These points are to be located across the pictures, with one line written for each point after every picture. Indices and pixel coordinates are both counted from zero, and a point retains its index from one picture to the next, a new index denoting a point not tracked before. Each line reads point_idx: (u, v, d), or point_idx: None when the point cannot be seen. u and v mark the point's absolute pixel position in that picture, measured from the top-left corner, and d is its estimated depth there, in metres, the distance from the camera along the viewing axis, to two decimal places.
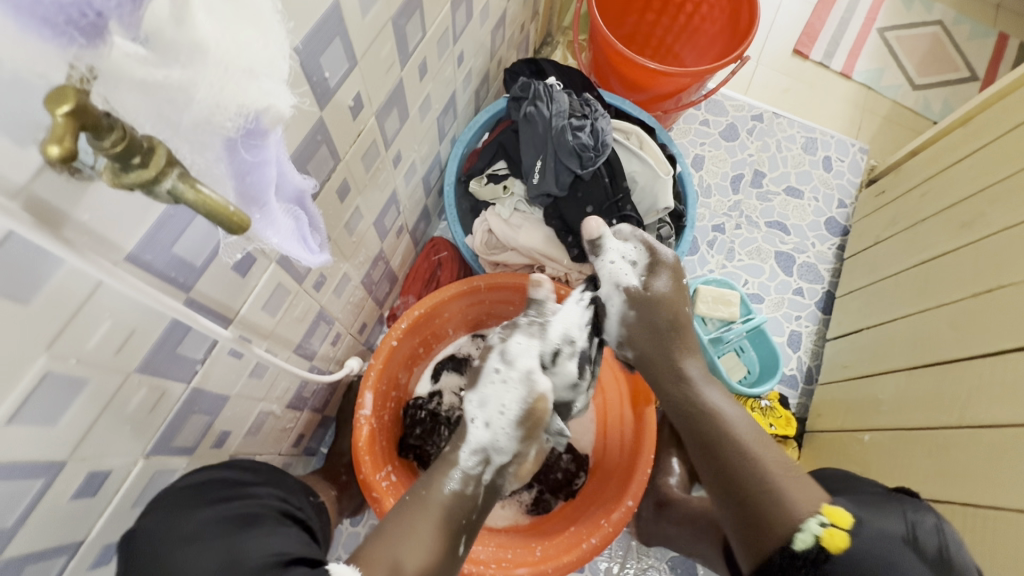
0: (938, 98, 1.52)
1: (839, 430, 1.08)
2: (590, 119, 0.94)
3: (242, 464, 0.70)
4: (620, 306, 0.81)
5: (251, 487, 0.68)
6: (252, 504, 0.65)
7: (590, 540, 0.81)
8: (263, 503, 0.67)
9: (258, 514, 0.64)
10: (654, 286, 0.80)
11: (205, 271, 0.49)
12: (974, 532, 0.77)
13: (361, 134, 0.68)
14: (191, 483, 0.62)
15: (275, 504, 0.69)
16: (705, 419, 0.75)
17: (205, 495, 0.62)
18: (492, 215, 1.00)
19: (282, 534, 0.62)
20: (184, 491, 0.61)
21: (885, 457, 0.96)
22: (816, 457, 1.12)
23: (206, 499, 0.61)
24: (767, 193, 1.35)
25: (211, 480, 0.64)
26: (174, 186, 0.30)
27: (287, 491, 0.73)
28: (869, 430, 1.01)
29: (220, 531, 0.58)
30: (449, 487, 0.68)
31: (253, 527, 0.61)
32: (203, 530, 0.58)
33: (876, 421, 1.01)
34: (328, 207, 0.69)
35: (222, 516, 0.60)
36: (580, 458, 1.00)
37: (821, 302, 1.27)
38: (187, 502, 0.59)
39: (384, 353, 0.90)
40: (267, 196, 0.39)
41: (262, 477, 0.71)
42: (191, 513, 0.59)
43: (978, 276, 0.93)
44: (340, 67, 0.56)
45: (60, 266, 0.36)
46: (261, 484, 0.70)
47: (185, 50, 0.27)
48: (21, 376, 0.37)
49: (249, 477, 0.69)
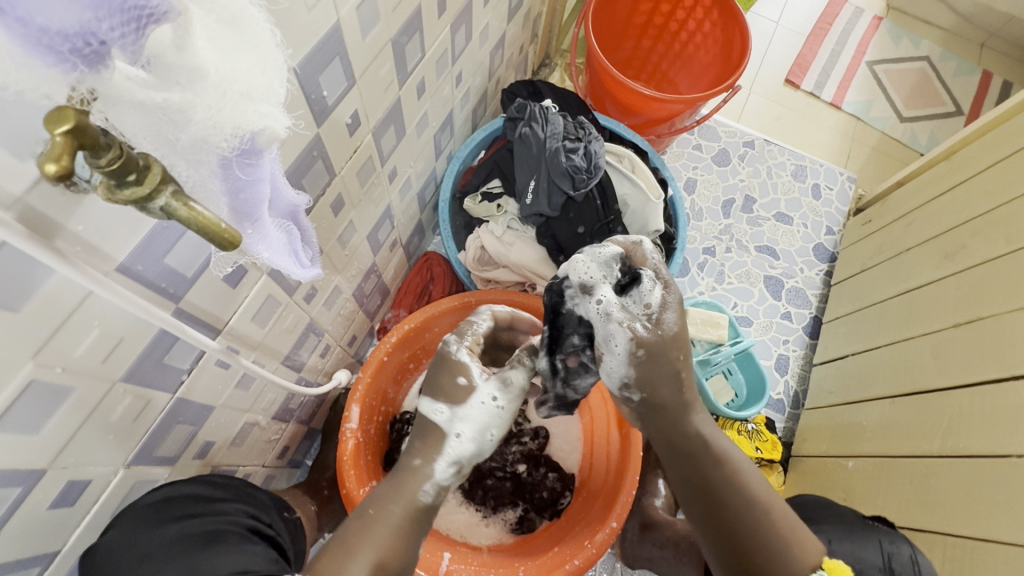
0: (924, 131, 1.56)
1: (824, 455, 1.08)
2: (583, 142, 0.96)
3: (211, 479, 0.68)
4: (626, 349, 0.64)
5: (219, 503, 0.66)
6: (220, 522, 0.63)
7: (572, 562, 0.80)
8: (231, 519, 0.65)
9: (225, 531, 0.63)
10: (665, 325, 0.65)
11: (196, 282, 0.50)
12: (956, 563, 0.77)
13: (357, 150, 0.70)
14: (158, 499, 0.60)
15: (245, 520, 0.67)
16: (720, 469, 0.66)
17: (169, 512, 0.60)
18: (485, 232, 1.02)
19: (248, 552, 0.61)
20: (157, 505, 0.60)
21: (869, 483, 0.96)
22: (802, 481, 1.12)
23: (169, 516, 0.59)
24: (757, 218, 1.38)
25: (174, 498, 0.61)
26: (167, 204, 0.31)
27: (257, 506, 0.71)
28: (853, 456, 1.02)
29: (179, 549, 0.58)
30: (422, 498, 0.62)
31: (218, 544, 0.60)
32: (161, 548, 0.57)
33: (860, 448, 1.01)
34: (321, 221, 0.70)
35: (182, 534, 0.59)
36: (566, 478, 0.99)
37: (808, 327, 1.29)
38: (151, 520, 0.58)
39: (373, 366, 0.90)
40: (260, 213, 0.40)
41: (232, 493, 0.69)
42: (150, 533, 0.57)
43: (959, 306, 0.95)
44: (338, 86, 0.57)
45: (51, 276, 0.36)
46: (231, 500, 0.68)
47: (184, 74, 0.28)
48: (6, 383, 0.37)
49: (212, 491, 0.66)
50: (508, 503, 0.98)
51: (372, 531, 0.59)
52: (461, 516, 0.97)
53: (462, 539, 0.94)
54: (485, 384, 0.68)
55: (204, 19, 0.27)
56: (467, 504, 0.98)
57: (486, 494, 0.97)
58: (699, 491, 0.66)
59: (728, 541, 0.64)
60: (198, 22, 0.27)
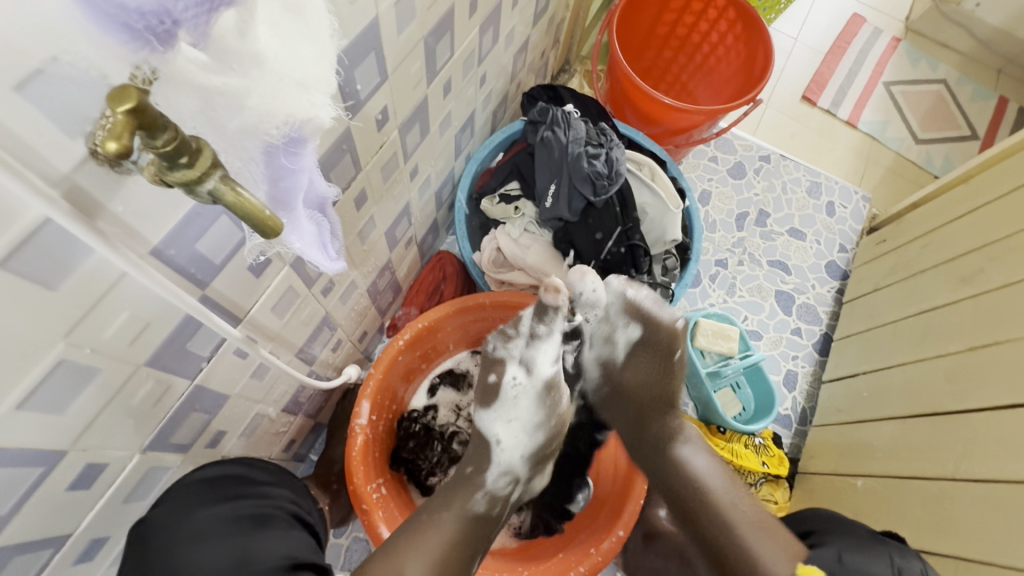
0: (939, 153, 1.56)
1: (832, 473, 1.08)
2: (605, 148, 0.95)
3: (251, 461, 0.70)
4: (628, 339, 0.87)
5: (263, 486, 0.68)
6: (266, 506, 0.66)
7: (578, 568, 0.80)
8: (275, 503, 0.68)
9: (269, 515, 0.65)
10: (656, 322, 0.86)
11: (223, 269, 0.50)
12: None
13: (383, 147, 0.70)
14: (206, 476, 0.63)
15: (288, 506, 0.69)
16: (667, 457, 0.82)
17: (220, 491, 0.63)
18: (501, 233, 1.01)
19: (291, 538, 0.64)
20: (208, 482, 0.62)
21: (879, 501, 0.96)
22: (809, 497, 1.11)
23: (217, 497, 0.62)
24: (771, 233, 1.38)
25: (228, 475, 0.65)
26: (215, 188, 0.30)
27: (299, 494, 0.73)
28: (862, 475, 1.01)
29: (232, 529, 0.60)
30: (475, 508, 0.77)
31: (265, 529, 0.62)
32: (215, 527, 0.59)
33: (869, 468, 1.00)
34: (345, 214, 0.70)
35: (237, 515, 0.62)
36: (572, 484, 0.99)
37: (818, 343, 1.29)
38: (198, 500, 0.60)
39: (384, 363, 0.89)
40: (296, 204, 0.40)
41: (273, 477, 0.71)
42: (205, 509, 0.60)
43: (976, 330, 0.94)
44: (371, 82, 0.57)
45: (90, 256, 0.36)
46: (273, 485, 0.70)
47: (242, 60, 0.28)
48: (35, 363, 0.37)
49: (262, 475, 0.70)
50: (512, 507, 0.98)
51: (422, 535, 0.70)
52: None
53: None
54: (512, 369, 0.85)
55: (269, 7, 0.28)
56: None
57: None
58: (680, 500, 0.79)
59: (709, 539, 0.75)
60: (263, 9, 0.28)
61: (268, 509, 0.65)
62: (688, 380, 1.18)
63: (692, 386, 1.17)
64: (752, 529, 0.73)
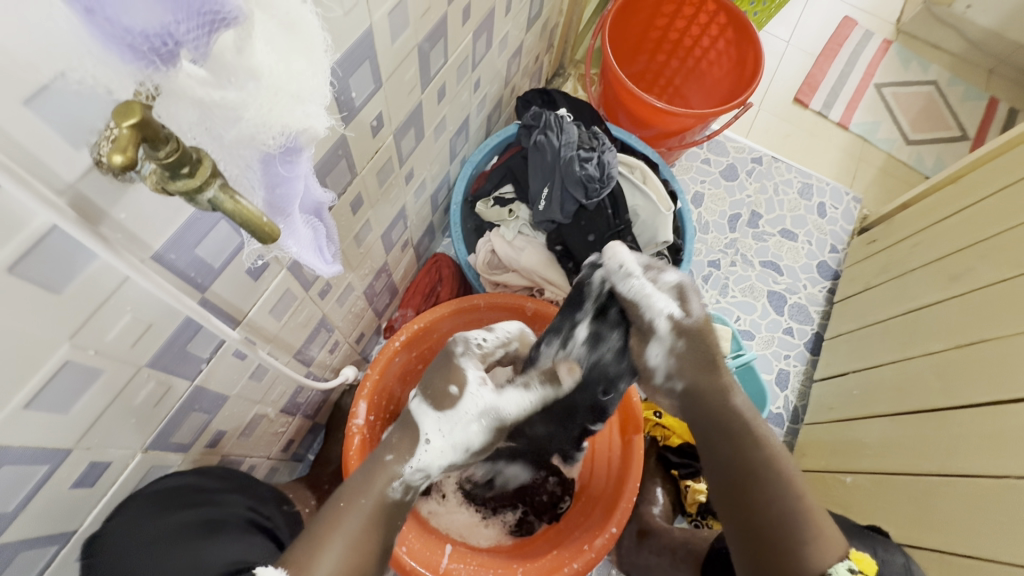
0: (930, 154, 1.58)
1: (822, 470, 1.09)
2: (597, 152, 0.96)
3: (218, 470, 0.70)
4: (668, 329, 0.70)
5: (224, 493, 0.69)
6: (223, 514, 0.67)
7: (571, 565, 0.81)
8: (233, 510, 0.69)
9: (224, 523, 0.66)
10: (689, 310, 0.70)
11: (222, 273, 0.51)
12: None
13: (378, 151, 0.71)
14: (172, 484, 0.62)
15: (246, 513, 0.70)
16: (730, 412, 0.69)
17: (183, 499, 0.63)
18: (496, 236, 1.02)
19: (242, 546, 0.65)
20: (173, 490, 0.62)
21: (868, 498, 0.97)
22: (801, 495, 1.12)
23: (177, 504, 0.61)
24: (763, 233, 1.40)
25: (188, 485, 0.64)
26: (215, 196, 0.32)
27: (260, 499, 0.74)
28: (850, 472, 1.03)
29: (183, 538, 0.61)
30: (392, 493, 0.65)
31: (215, 540, 0.63)
32: (168, 535, 0.60)
33: (857, 464, 1.02)
34: (341, 217, 0.71)
35: (190, 523, 0.62)
36: (566, 483, 1.00)
37: (810, 342, 1.30)
38: (159, 507, 0.60)
39: (381, 363, 0.91)
40: (293, 210, 0.42)
41: (235, 483, 0.71)
42: (162, 516, 0.60)
43: (964, 329, 0.96)
44: (366, 88, 0.59)
45: (94, 260, 0.37)
46: (234, 491, 0.70)
47: (239, 74, 0.30)
48: (42, 363, 0.38)
49: (216, 482, 0.68)
50: (507, 505, 0.99)
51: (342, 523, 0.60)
52: (460, 516, 0.98)
53: (461, 539, 0.94)
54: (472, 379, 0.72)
55: (264, 24, 0.29)
56: (467, 505, 1.00)
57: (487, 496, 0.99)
58: (740, 484, 0.67)
59: (754, 524, 0.66)
60: (259, 26, 0.29)
61: (225, 516, 0.67)
62: None
63: None
64: (811, 526, 0.65)
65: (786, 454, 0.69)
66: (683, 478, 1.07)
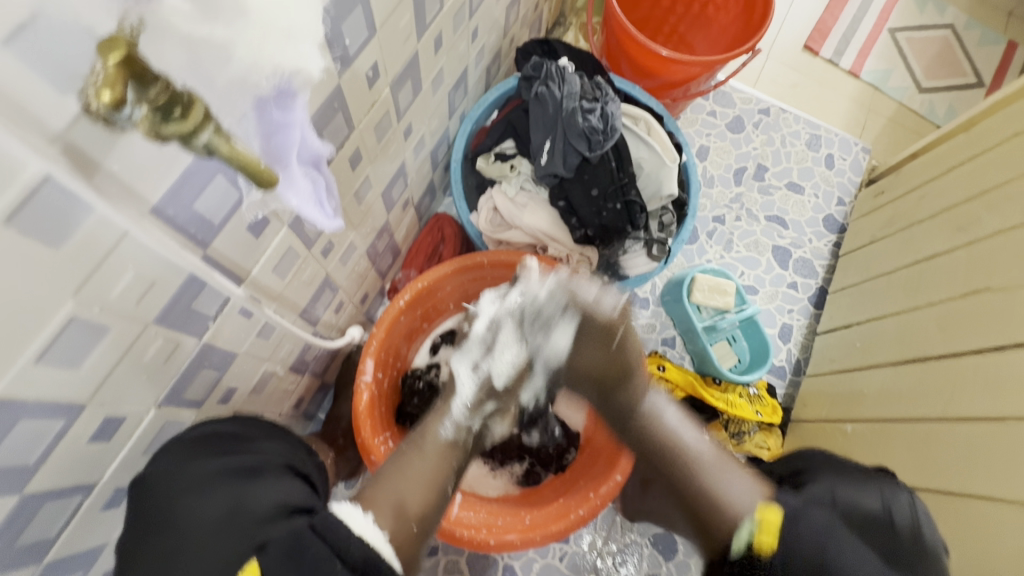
0: (943, 103, 1.53)
1: (822, 420, 1.11)
2: (600, 102, 0.94)
3: (245, 419, 0.71)
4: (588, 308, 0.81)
5: (255, 441, 0.69)
6: (259, 459, 0.67)
7: (577, 511, 0.84)
8: (267, 457, 0.69)
9: (262, 466, 0.67)
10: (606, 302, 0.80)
11: (223, 229, 0.51)
12: (959, 522, 0.80)
13: (375, 105, 0.69)
14: (200, 433, 0.64)
15: (281, 458, 0.70)
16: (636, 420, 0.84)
17: (214, 447, 0.64)
18: (498, 192, 1.01)
19: (284, 486, 0.66)
20: (203, 438, 0.64)
21: (868, 445, 0.99)
22: (802, 444, 1.14)
23: (210, 452, 0.64)
24: (769, 187, 1.37)
25: (220, 432, 0.66)
26: (210, 140, 0.32)
27: (291, 447, 0.74)
28: (851, 420, 1.05)
29: (224, 480, 0.62)
30: (444, 433, 0.76)
31: (256, 481, 0.64)
32: (208, 479, 0.62)
33: (857, 413, 1.04)
34: (340, 174, 0.70)
35: (227, 468, 0.63)
36: (571, 435, 1.03)
37: (814, 296, 1.30)
38: (193, 452, 0.62)
39: (386, 322, 0.91)
40: (290, 161, 0.40)
41: (264, 432, 0.72)
42: (198, 463, 0.62)
43: (966, 278, 0.96)
44: (360, 36, 0.57)
45: (91, 215, 0.37)
46: (264, 439, 0.71)
47: (227, 9, 0.28)
48: (49, 319, 0.38)
49: (254, 431, 0.71)
50: (515, 457, 1.02)
51: (411, 464, 0.71)
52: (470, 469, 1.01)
53: (471, 489, 0.97)
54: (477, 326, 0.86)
55: None
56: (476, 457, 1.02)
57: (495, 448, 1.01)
58: (662, 467, 0.81)
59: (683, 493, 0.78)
60: None
61: (262, 462, 0.67)
62: (684, 335, 1.21)
63: (688, 340, 1.20)
64: (720, 474, 0.75)
65: (692, 433, 0.81)
66: None
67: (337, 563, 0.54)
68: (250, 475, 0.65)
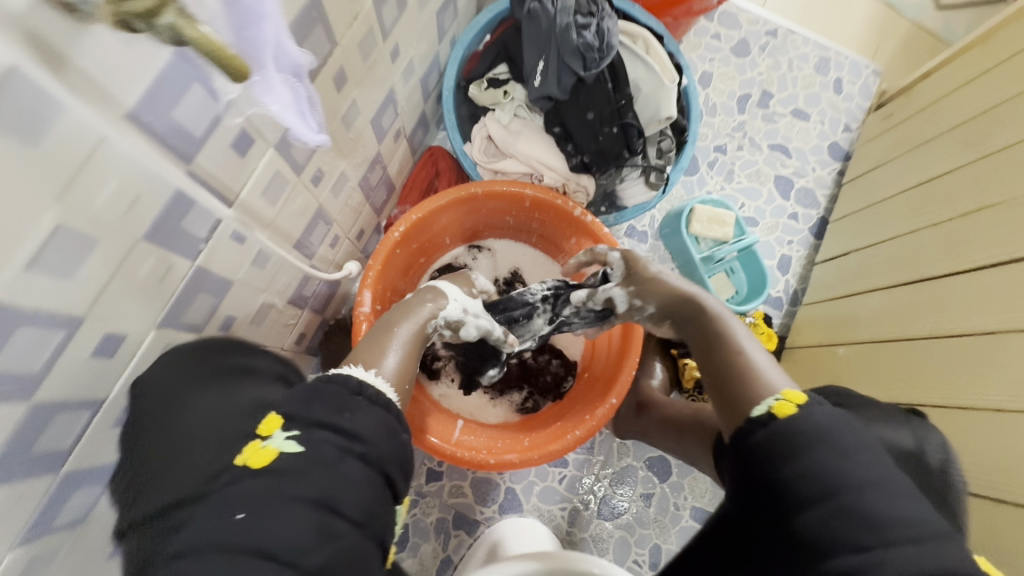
0: (962, 21, 1.45)
1: (817, 344, 1.13)
2: (596, 17, 0.86)
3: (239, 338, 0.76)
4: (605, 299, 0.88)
5: (251, 356, 0.74)
6: (253, 368, 0.73)
7: (574, 432, 0.87)
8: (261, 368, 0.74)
9: (256, 374, 0.72)
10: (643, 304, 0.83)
11: (206, 143, 0.49)
12: (950, 431, 0.82)
13: (358, 18, 0.66)
14: (196, 350, 0.65)
15: (273, 369, 0.76)
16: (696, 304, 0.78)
17: (213, 358, 0.68)
18: (491, 120, 0.98)
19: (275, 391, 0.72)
20: (205, 349, 0.67)
21: (862, 366, 1.01)
22: (796, 369, 1.16)
23: (209, 362, 0.67)
24: (773, 114, 1.33)
25: (218, 343, 0.70)
26: (173, 22, 0.30)
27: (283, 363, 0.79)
28: (844, 343, 1.07)
29: (219, 381, 0.68)
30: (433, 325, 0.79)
31: (250, 383, 0.70)
32: (207, 381, 0.66)
33: (851, 334, 1.06)
34: (326, 95, 0.68)
35: (224, 372, 0.69)
36: (569, 363, 1.05)
37: (815, 227, 1.28)
38: (195, 364, 0.65)
39: (383, 255, 0.90)
40: (265, 58, 0.40)
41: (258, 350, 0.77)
42: (200, 369, 0.66)
43: (971, 194, 0.93)
44: None
45: (65, 112, 0.36)
46: (258, 353, 0.76)
47: None
48: (34, 224, 0.38)
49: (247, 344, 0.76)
50: (514, 386, 1.04)
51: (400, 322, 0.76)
52: (470, 398, 1.03)
53: (471, 417, 1.00)
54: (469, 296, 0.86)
55: None
56: (476, 387, 1.04)
57: (494, 378, 1.03)
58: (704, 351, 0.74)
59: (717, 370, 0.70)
60: None
61: (255, 370, 0.73)
62: (683, 267, 1.21)
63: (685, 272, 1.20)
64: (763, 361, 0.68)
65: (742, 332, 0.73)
66: (682, 357, 1.12)
67: (360, 399, 0.61)
68: (243, 375, 0.70)
